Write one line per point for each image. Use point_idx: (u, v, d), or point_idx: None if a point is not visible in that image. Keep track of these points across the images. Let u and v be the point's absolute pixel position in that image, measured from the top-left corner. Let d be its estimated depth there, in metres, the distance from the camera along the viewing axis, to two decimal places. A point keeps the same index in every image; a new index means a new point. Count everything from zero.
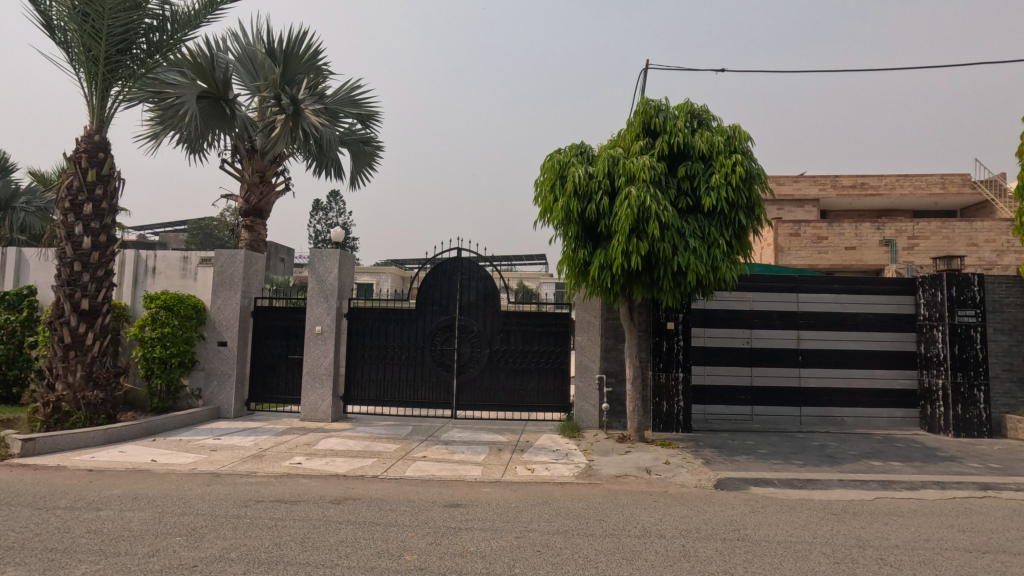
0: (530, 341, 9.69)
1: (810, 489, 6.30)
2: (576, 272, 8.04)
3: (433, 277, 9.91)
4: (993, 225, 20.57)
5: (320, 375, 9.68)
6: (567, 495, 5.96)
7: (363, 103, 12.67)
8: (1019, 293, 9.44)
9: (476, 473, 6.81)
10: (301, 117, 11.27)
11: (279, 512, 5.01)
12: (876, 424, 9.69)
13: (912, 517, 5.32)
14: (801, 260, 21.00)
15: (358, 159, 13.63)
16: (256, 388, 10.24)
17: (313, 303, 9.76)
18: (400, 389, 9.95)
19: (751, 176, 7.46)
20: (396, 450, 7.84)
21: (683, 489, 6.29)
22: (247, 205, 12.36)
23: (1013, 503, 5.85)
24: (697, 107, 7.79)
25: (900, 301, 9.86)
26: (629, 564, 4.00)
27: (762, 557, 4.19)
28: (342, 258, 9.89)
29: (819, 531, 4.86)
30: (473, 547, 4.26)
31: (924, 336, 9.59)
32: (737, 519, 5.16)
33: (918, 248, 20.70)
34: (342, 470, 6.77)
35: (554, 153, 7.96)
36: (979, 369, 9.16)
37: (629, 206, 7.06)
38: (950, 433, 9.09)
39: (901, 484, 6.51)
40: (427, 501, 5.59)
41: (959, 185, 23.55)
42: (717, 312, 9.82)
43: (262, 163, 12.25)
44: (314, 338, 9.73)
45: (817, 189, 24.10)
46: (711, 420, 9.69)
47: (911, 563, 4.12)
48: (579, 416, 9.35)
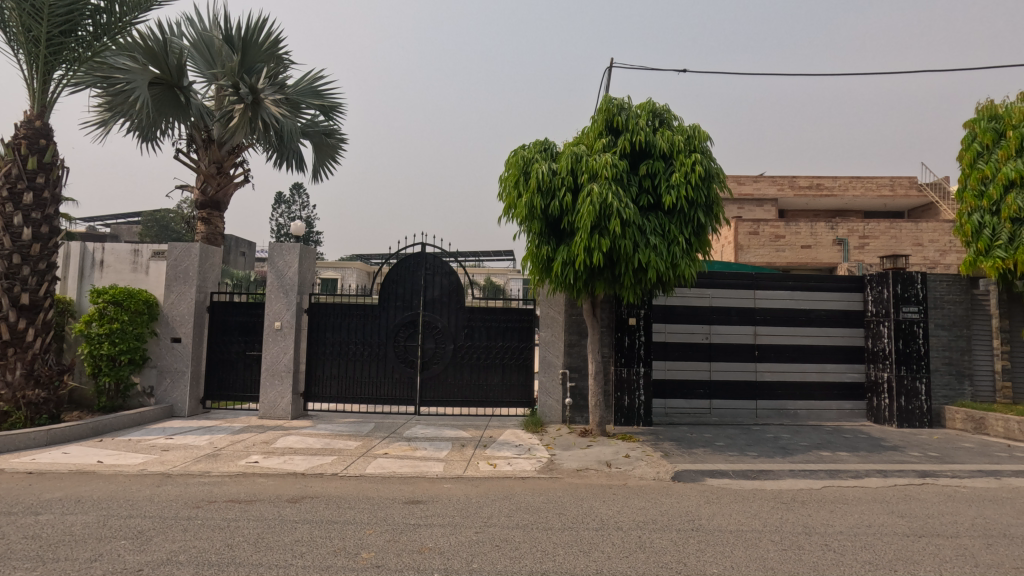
0: (494, 337, 9.72)
1: (762, 480, 6.52)
2: (539, 268, 8.09)
3: (397, 272, 9.83)
4: (937, 226, 21.59)
5: (280, 373, 9.45)
6: (528, 489, 6.03)
7: (326, 94, 12.37)
8: (957, 291, 9.99)
9: (437, 470, 6.78)
10: (261, 107, 10.95)
11: (232, 513, 4.88)
12: (826, 416, 10.07)
13: (856, 504, 5.56)
14: (759, 258, 21.70)
15: (320, 151, 13.33)
16: (212, 386, 9.95)
17: (272, 298, 9.52)
18: (362, 386, 9.81)
19: (710, 175, 7.62)
20: (357, 448, 7.73)
21: (642, 481, 6.43)
22: (203, 196, 11.91)
23: (949, 490, 6.19)
24: (659, 106, 7.90)
25: (849, 298, 10.28)
26: (586, 557, 4.05)
27: (714, 547, 4.30)
28: (303, 252, 9.69)
29: (769, 519, 5.04)
30: (431, 543, 4.24)
31: (871, 332, 10.03)
32: (693, 510, 5.29)
33: (869, 247, 21.56)
34: (301, 468, 6.63)
35: (519, 149, 7.97)
36: (921, 362, 9.62)
37: (592, 203, 7.12)
38: (894, 423, 9.56)
39: (847, 473, 6.81)
40: (388, 498, 5.53)
41: (906, 188, 24.69)
42: (678, 308, 10.01)
43: (220, 153, 11.77)
44: (273, 334, 9.48)
45: (776, 189, 24.87)
46: (671, 414, 9.87)
47: (853, 548, 4.30)
48: (543, 411, 9.42)
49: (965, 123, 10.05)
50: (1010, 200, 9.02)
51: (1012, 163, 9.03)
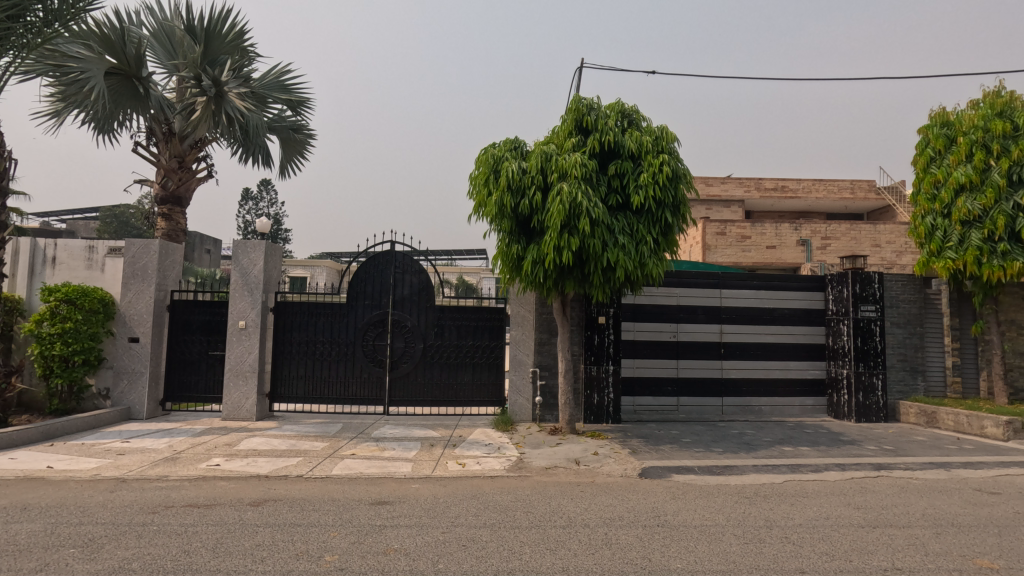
0: (464, 336, 9.67)
1: (726, 475, 6.66)
2: (510, 267, 8.09)
3: (366, 271, 9.69)
4: (894, 228, 22.39)
5: (244, 373, 9.22)
6: (497, 488, 6.01)
7: (293, 89, 12.12)
8: (912, 290, 10.37)
9: (405, 470, 6.70)
10: (225, 100, 10.70)
11: (190, 518, 4.73)
12: (789, 412, 10.35)
13: (815, 497, 5.73)
14: (726, 258, 22.18)
15: (287, 147, 13.05)
16: (173, 388, 9.63)
17: (236, 297, 9.28)
18: (329, 386, 9.65)
19: (677, 175, 7.72)
20: (323, 449, 7.59)
21: (610, 478, 6.49)
22: (164, 191, 11.49)
23: (902, 481, 6.43)
24: (628, 106, 7.97)
25: (810, 297, 10.57)
26: (552, 555, 4.06)
27: (679, 542, 4.37)
28: (268, 249, 9.47)
29: (732, 514, 5.14)
30: (397, 544, 4.20)
31: (831, 330, 10.34)
32: (659, 506, 5.36)
33: (830, 248, 22.23)
34: (264, 470, 6.49)
35: (489, 147, 7.94)
36: (878, 359, 9.96)
37: (561, 202, 7.14)
38: (852, 418, 9.89)
39: (808, 467, 7.01)
40: (353, 499, 5.44)
41: (865, 191, 25.59)
42: (647, 307, 10.13)
43: (181, 147, 11.35)
44: (237, 334, 9.24)
45: (742, 190, 25.49)
46: (640, 411, 10.00)
47: (811, 540, 4.43)
48: (513, 410, 9.42)
49: (919, 129, 10.41)
50: (961, 203, 9.43)
51: (964, 167, 9.43)
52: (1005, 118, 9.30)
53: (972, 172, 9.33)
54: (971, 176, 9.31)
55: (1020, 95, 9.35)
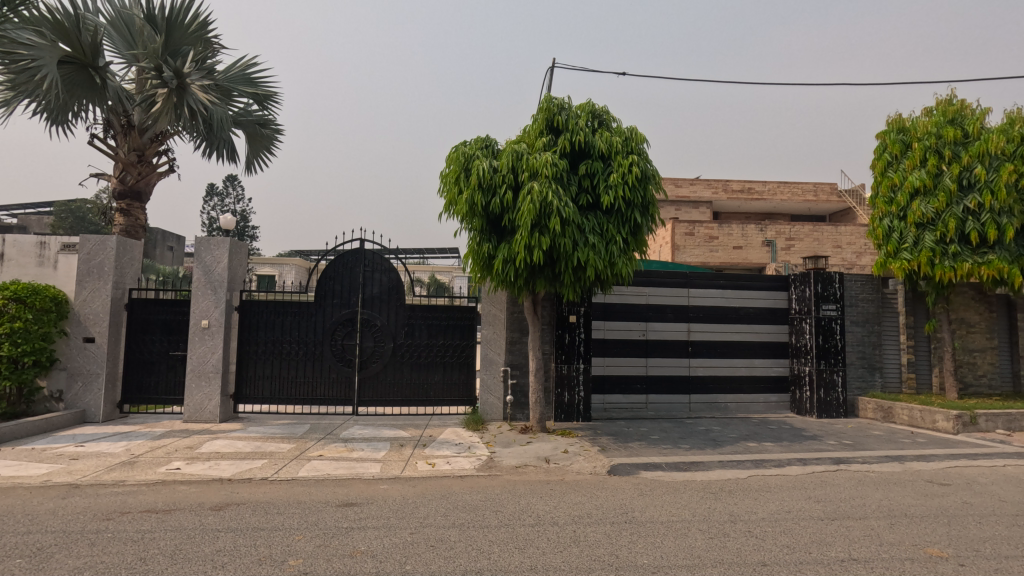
0: (435, 335, 9.60)
1: (693, 471, 6.77)
2: (480, 265, 8.07)
3: (334, 269, 9.53)
4: (854, 230, 23.14)
5: (207, 374, 8.96)
6: (466, 488, 5.98)
7: (260, 83, 11.83)
8: (870, 289, 10.73)
9: (373, 471, 6.62)
10: (187, 92, 10.33)
11: (147, 524, 4.57)
12: (754, 408, 10.60)
13: (778, 492, 5.88)
14: (694, 258, 22.60)
15: (254, 142, 12.72)
16: (131, 389, 9.31)
17: (198, 295, 9.01)
18: (297, 386, 9.46)
19: (646, 176, 7.80)
20: (290, 450, 7.44)
21: (579, 476, 6.53)
22: (122, 185, 11.06)
23: (859, 475, 6.65)
24: (599, 107, 8.03)
25: (774, 297, 10.85)
26: (521, 554, 4.06)
27: (646, 538, 4.42)
28: (232, 247, 9.21)
29: (698, 509, 5.23)
30: (364, 546, 4.14)
31: (795, 328, 10.64)
32: (627, 503, 5.42)
33: (794, 249, 22.86)
34: (227, 473, 6.31)
35: (460, 145, 7.91)
36: (839, 357, 10.28)
37: (532, 201, 7.15)
38: (814, 414, 10.18)
39: (771, 462, 7.19)
40: (320, 501, 5.35)
41: (828, 194, 26.41)
42: (617, 306, 10.23)
43: (140, 140, 10.91)
44: (199, 333, 8.97)
45: (710, 192, 26.03)
46: (610, 409, 10.09)
47: (773, 533, 4.54)
48: (484, 409, 9.40)
49: (877, 134, 10.77)
50: (916, 207, 9.81)
51: (918, 172, 9.80)
52: (956, 126, 9.71)
53: (926, 176, 9.71)
54: (925, 180, 9.69)
55: (969, 104, 9.78)
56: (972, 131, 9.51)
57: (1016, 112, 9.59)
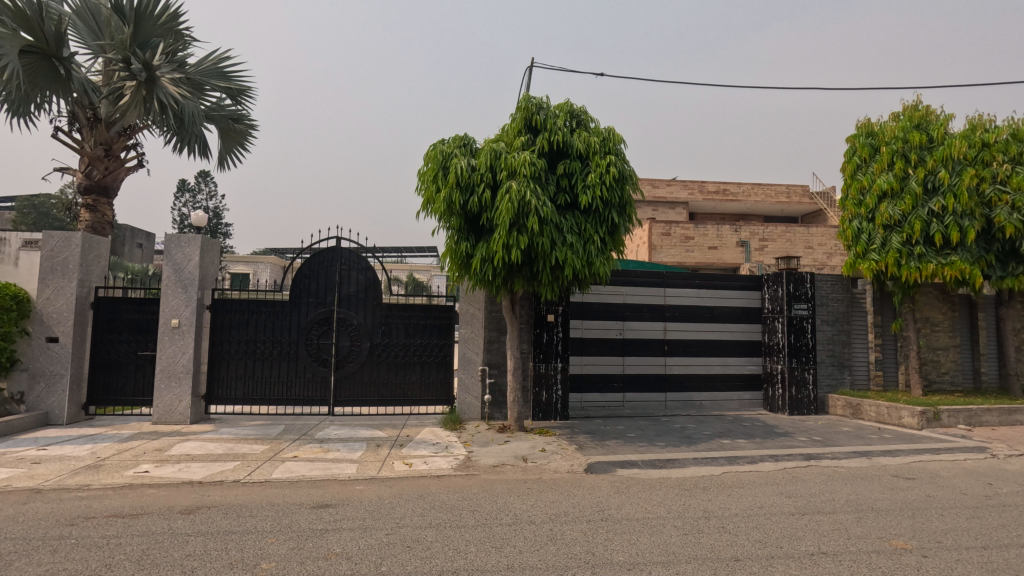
0: (412, 335, 9.53)
1: (668, 468, 6.86)
2: (458, 264, 8.04)
3: (310, 267, 9.39)
4: (826, 231, 23.70)
5: (177, 374, 8.74)
6: (443, 488, 5.95)
7: (233, 77, 11.58)
8: (840, 289, 11.00)
9: (349, 471, 6.54)
10: (156, 85, 10.07)
11: (113, 529, 4.44)
12: (728, 406, 10.77)
13: (751, 488, 5.99)
14: (671, 257, 22.89)
15: (226, 137, 12.45)
16: (97, 391, 9.03)
17: (168, 294, 8.78)
18: (271, 386, 9.30)
19: (624, 176, 7.86)
20: (263, 451, 7.31)
21: (556, 474, 6.56)
22: (88, 180, 10.71)
23: (828, 470, 6.81)
24: (577, 107, 8.06)
25: (748, 296, 11.05)
26: (498, 553, 4.06)
27: (622, 535, 4.46)
28: (204, 244, 9.00)
29: (673, 506, 5.29)
30: (339, 548, 4.09)
31: (767, 327, 10.85)
32: (603, 501, 5.47)
33: (767, 250, 23.32)
34: (198, 476, 6.17)
35: (437, 143, 7.86)
36: (810, 355, 10.53)
37: (510, 200, 7.14)
38: (786, 411, 10.40)
39: (744, 458, 7.32)
40: (294, 503, 5.27)
41: (800, 196, 26.99)
42: (595, 305, 10.29)
43: (107, 134, 10.58)
44: (169, 333, 8.75)
45: (686, 193, 26.40)
46: (587, 408, 10.14)
47: (745, 529, 4.62)
48: (461, 408, 9.37)
49: (847, 138, 11.03)
50: (884, 209, 10.08)
51: (886, 175, 10.07)
52: (922, 131, 10.01)
53: (893, 179, 9.99)
54: (892, 183, 9.97)
55: (934, 109, 10.08)
56: (937, 136, 9.82)
57: (977, 118, 9.93)
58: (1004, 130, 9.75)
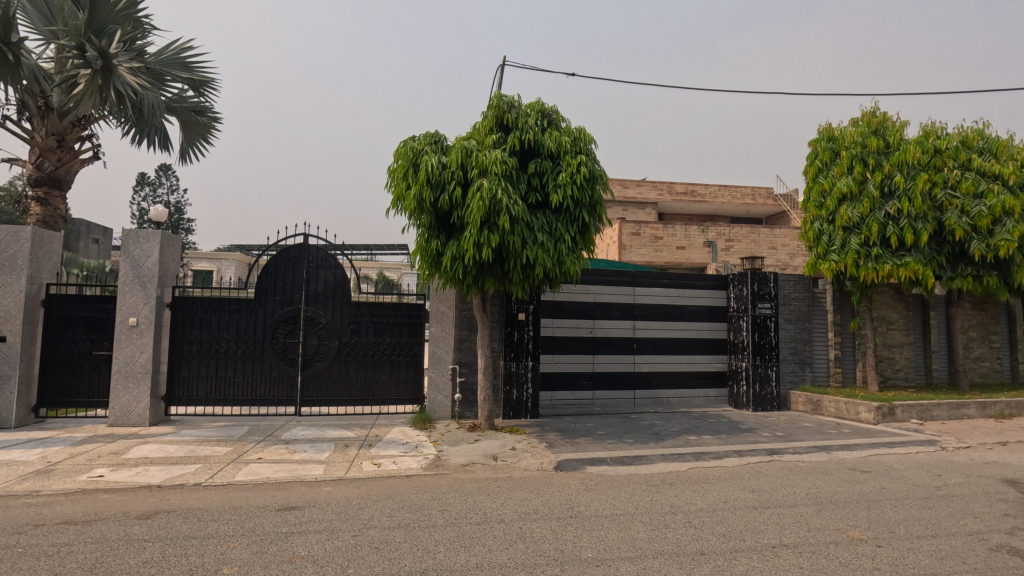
0: (382, 333, 9.41)
1: (636, 465, 6.95)
2: (429, 262, 7.97)
3: (276, 265, 9.18)
4: (789, 233, 24.37)
5: (135, 375, 8.42)
6: (412, 488, 5.89)
7: (196, 67, 11.21)
8: (802, 289, 11.34)
9: (316, 473, 6.41)
10: (113, 74, 9.67)
11: (64, 537, 4.25)
12: (694, 403, 10.98)
13: (716, 483, 6.12)
14: (640, 257, 23.21)
15: (188, 130, 12.07)
16: (49, 392, 8.64)
17: (125, 292, 8.45)
18: (235, 386, 9.06)
19: (595, 176, 7.92)
20: (226, 454, 7.12)
21: (526, 473, 6.57)
22: (39, 172, 10.23)
23: (790, 465, 7.02)
24: (548, 106, 8.09)
25: (714, 295, 11.29)
26: (467, 552, 4.04)
27: (590, 532, 4.50)
28: (164, 240, 8.71)
29: (640, 502, 5.37)
30: (304, 551, 4.01)
31: (733, 325, 11.11)
32: (573, 498, 5.51)
33: (733, 250, 23.85)
34: (156, 480, 5.97)
35: (408, 140, 7.78)
36: (772, 353, 10.82)
37: (481, 198, 7.12)
38: (750, 407, 10.67)
39: (710, 454, 7.47)
40: (258, 506, 5.15)
41: (765, 198, 27.69)
42: (565, 303, 10.34)
43: (60, 124, 10.14)
44: (126, 332, 8.42)
45: (656, 194, 26.81)
46: (557, 405, 10.20)
47: (710, 523, 4.72)
48: (432, 407, 9.31)
49: (809, 142, 11.37)
50: (844, 211, 10.43)
51: (846, 178, 10.42)
52: (879, 136, 10.39)
53: (852, 183, 10.34)
54: (852, 186, 10.33)
55: (891, 116, 10.47)
56: (893, 142, 10.21)
57: (930, 125, 10.36)
58: (954, 137, 10.22)
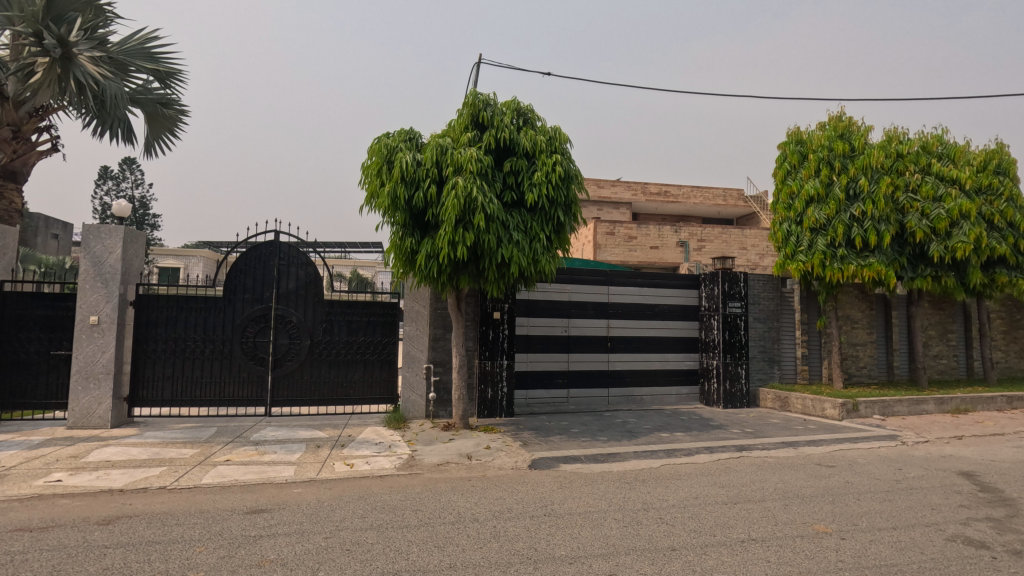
0: (355, 332, 9.28)
1: (610, 462, 7.01)
2: (403, 260, 7.90)
3: (246, 262, 8.97)
4: (759, 233, 24.91)
5: (96, 375, 8.13)
6: (385, 488, 5.82)
7: (161, 58, 10.89)
8: (771, 288, 11.60)
9: (286, 474, 6.29)
10: (73, 63, 9.32)
11: (17, 545, 4.07)
12: (667, 400, 11.14)
13: (687, 479, 6.22)
14: (614, 256, 23.43)
15: (153, 122, 11.70)
16: (2, 394, 8.27)
17: (86, 289, 8.15)
18: (202, 386, 8.83)
19: (570, 176, 7.94)
20: (192, 456, 6.93)
21: (500, 471, 6.56)
22: None
23: (758, 460, 7.18)
24: (524, 105, 8.08)
25: (687, 294, 11.46)
26: (440, 552, 4.02)
27: (564, 530, 4.52)
28: (127, 236, 8.43)
29: (613, 499, 5.41)
30: (273, 555, 3.93)
31: (704, 324, 11.30)
32: (547, 496, 5.53)
33: (705, 250, 24.26)
34: (118, 484, 5.77)
35: (382, 137, 7.69)
36: (742, 351, 11.04)
37: (457, 196, 7.08)
38: (721, 404, 10.87)
39: (681, 451, 7.59)
40: (225, 509, 5.02)
41: (736, 199, 28.24)
42: (540, 302, 10.37)
43: (16, 114, 9.72)
44: (87, 331, 8.13)
45: (630, 194, 27.11)
46: (532, 404, 10.23)
47: (682, 519, 4.79)
48: (406, 406, 9.23)
49: (779, 145, 11.62)
50: (811, 213, 10.70)
51: (813, 181, 10.69)
52: (845, 140, 10.68)
53: (819, 185, 10.61)
54: (819, 189, 10.60)
55: (856, 121, 10.78)
56: (858, 146, 10.52)
57: (893, 131, 10.71)
58: (915, 143, 10.58)
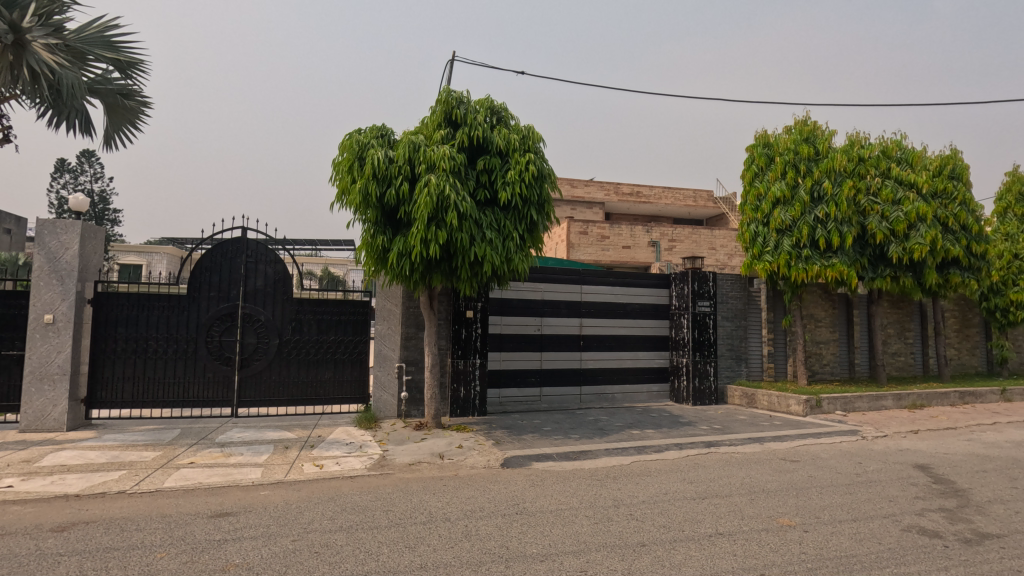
0: (325, 331, 9.12)
1: (581, 460, 7.06)
2: (374, 258, 7.80)
3: (211, 259, 8.73)
4: (728, 234, 25.43)
5: (50, 376, 7.80)
6: (355, 489, 5.75)
7: (122, 47, 10.50)
8: (738, 288, 11.86)
9: (253, 476, 6.15)
10: (26, 51, 8.96)
11: None
12: (638, 398, 11.28)
13: (657, 475, 6.31)
14: (587, 256, 23.62)
15: (113, 114, 11.28)
16: None
17: (39, 287, 7.81)
18: (164, 387, 8.56)
19: (543, 175, 7.96)
20: (154, 459, 6.71)
21: (472, 471, 6.55)
22: None
23: (726, 456, 7.33)
24: (497, 103, 8.07)
25: (657, 293, 11.63)
26: (411, 552, 3.99)
27: (535, 528, 4.53)
28: (85, 231, 8.11)
29: (584, 497, 5.46)
30: (239, 559, 3.84)
31: (675, 323, 11.48)
32: (519, 494, 5.53)
33: (676, 250, 24.66)
34: (74, 489, 5.55)
35: (354, 133, 7.59)
36: (711, 349, 11.25)
37: (429, 193, 7.03)
38: (690, 401, 11.07)
39: (652, 447, 7.70)
40: (188, 513, 4.88)
41: (705, 200, 28.77)
42: (513, 301, 10.38)
43: None
44: (41, 330, 7.79)
45: (603, 194, 27.38)
46: (505, 402, 10.23)
47: (652, 515, 4.85)
48: (377, 406, 9.13)
49: (747, 147, 11.88)
50: (777, 214, 10.98)
51: (779, 183, 10.97)
52: (810, 144, 10.99)
53: (785, 188, 10.90)
54: (785, 191, 10.89)
55: (820, 125, 11.10)
56: (822, 149, 10.83)
57: (855, 136, 11.07)
58: (875, 147, 10.94)
